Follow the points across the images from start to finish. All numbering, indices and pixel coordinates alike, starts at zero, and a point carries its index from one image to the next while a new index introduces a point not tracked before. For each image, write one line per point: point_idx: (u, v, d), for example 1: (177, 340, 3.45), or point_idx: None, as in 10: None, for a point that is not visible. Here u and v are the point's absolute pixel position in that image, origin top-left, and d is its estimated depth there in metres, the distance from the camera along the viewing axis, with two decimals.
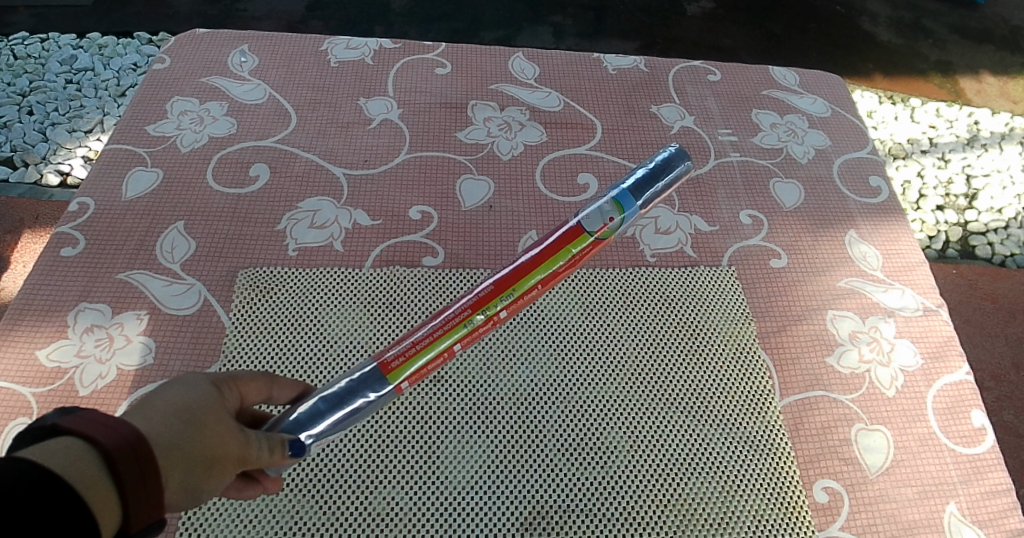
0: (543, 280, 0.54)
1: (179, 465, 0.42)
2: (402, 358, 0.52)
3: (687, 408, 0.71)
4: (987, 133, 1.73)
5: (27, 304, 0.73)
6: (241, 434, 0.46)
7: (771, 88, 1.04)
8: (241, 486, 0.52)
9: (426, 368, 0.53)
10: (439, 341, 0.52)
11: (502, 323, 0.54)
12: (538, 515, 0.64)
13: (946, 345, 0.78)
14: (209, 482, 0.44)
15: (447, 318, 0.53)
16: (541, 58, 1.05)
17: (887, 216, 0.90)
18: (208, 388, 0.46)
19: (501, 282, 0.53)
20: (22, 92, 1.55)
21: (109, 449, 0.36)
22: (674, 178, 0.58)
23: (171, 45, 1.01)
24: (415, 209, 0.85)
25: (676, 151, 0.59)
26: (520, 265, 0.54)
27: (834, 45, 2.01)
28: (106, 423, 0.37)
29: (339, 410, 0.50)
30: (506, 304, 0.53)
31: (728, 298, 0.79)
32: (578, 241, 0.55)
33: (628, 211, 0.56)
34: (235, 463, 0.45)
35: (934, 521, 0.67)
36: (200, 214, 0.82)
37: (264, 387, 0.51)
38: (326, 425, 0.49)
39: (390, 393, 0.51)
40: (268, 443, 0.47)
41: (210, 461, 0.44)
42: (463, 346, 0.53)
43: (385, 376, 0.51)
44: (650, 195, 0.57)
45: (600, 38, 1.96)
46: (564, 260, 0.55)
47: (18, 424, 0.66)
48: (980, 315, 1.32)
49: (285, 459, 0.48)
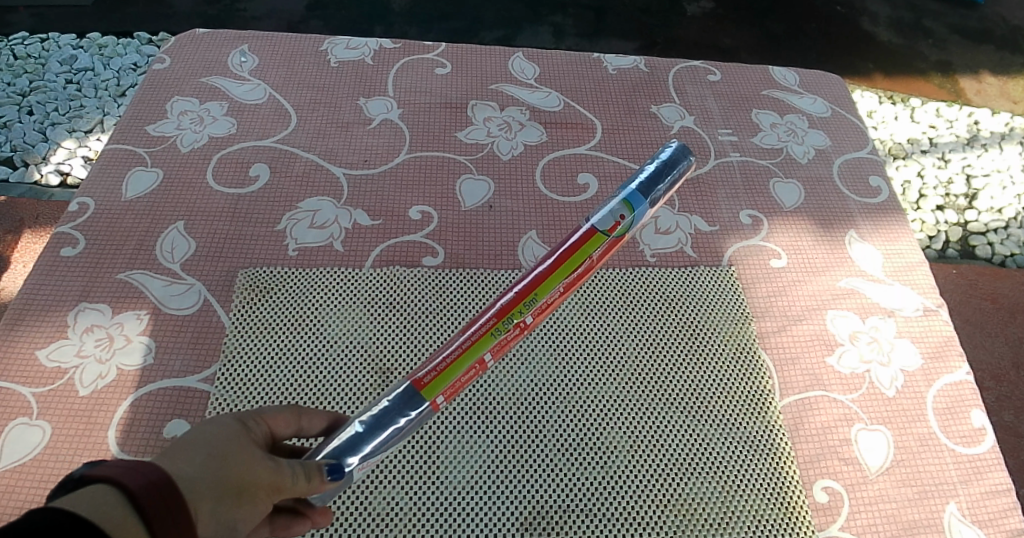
0: (564, 284, 0.54)
1: (206, 494, 0.43)
2: (435, 374, 0.51)
3: (687, 408, 0.71)
4: (987, 133, 1.73)
5: (27, 305, 0.73)
6: (272, 462, 0.46)
7: (772, 88, 1.04)
8: (288, 522, 0.53)
9: (460, 382, 0.52)
10: (466, 354, 0.51)
11: (529, 329, 0.54)
12: (538, 515, 0.64)
13: (946, 345, 0.78)
14: (241, 510, 0.45)
15: (475, 331, 0.52)
16: (540, 58, 1.05)
17: (886, 216, 0.90)
18: (231, 422, 0.47)
19: (523, 290, 0.53)
20: (22, 92, 1.55)
21: (134, 489, 0.36)
22: (680, 175, 0.58)
23: (170, 45, 1.01)
24: (415, 209, 0.85)
25: (678, 148, 0.59)
26: (539, 272, 0.54)
27: (835, 45, 2.01)
28: (132, 467, 0.37)
29: (381, 434, 0.49)
30: (532, 310, 0.53)
31: (728, 297, 0.79)
32: (594, 242, 0.54)
33: (639, 209, 0.55)
34: (268, 491, 0.46)
35: (934, 521, 0.66)
36: (200, 214, 0.82)
37: (292, 419, 0.52)
38: (373, 446, 0.48)
39: (427, 410, 0.50)
40: (303, 469, 0.47)
41: (239, 489, 0.44)
42: (493, 357, 0.53)
43: (420, 393, 0.50)
44: (657, 194, 0.57)
45: (599, 38, 1.96)
46: (582, 263, 0.54)
47: (18, 424, 0.66)
48: (980, 316, 1.32)
49: (325, 484, 0.48)
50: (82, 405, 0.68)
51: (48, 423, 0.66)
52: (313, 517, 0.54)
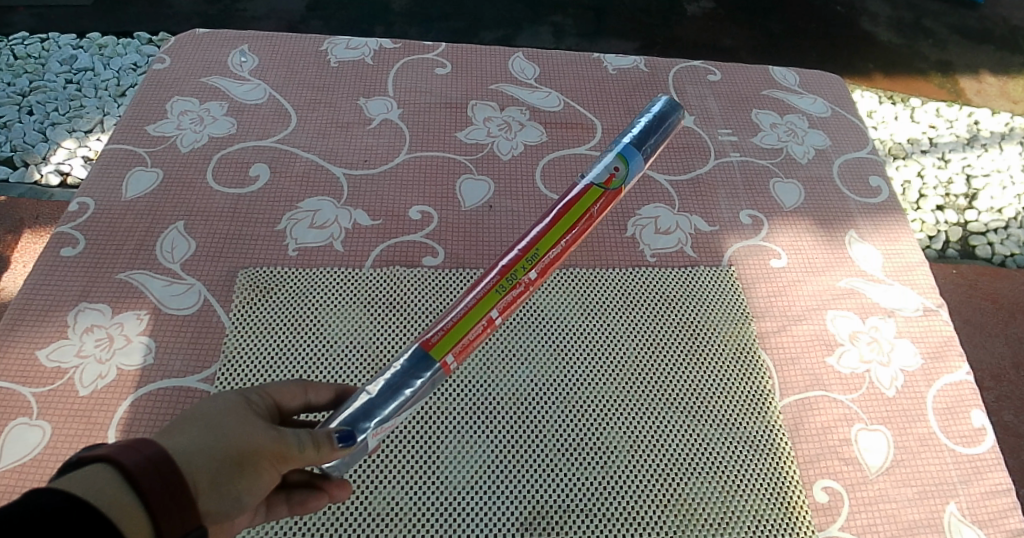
0: (567, 236, 0.57)
1: (205, 467, 0.44)
2: (442, 333, 0.51)
3: (687, 408, 0.71)
4: (987, 133, 1.73)
5: (27, 305, 0.73)
6: (274, 431, 0.47)
7: (772, 88, 1.04)
8: (304, 498, 0.55)
9: (470, 341, 0.52)
10: (475, 309, 0.53)
11: (535, 284, 0.55)
12: (538, 515, 0.64)
13: (946, 345, 0.78)
14: (245, 481, 0.46)
15: (481, 289, 0.53)
16: (541, 58, 1.05)
17: (886, 216, 0.90)
18: (235, 397, 0.49)
19: (526, 246, 0.56)
20: (22, 92, 1.55)
21: (130, 468, 0.39)
22: (670, 127, 0.63)
23: (170, 45, 1.01)
24: (415, 209, 0.85)
25: (667, 102, 0.63)
26: (539, 231, 0.56)
27: (835, 45, 2.01)
28: (129, 446, 0.40)
29: (396, 398, 0.49)
30: (533, 264, 0.55)
31: (728, 298, 0.79)
32: (592, 196, 0.58)
33: (633, 162, 0.60)
34: (274, 460, 0.47)
35: (934, 521, 0.67)
36: (201, 214, 0.82)
37: (298, 392, 0.54)
38: (389, 410, 0.49)
39: (440, 372, 0.51)
40: (311, 439, 0.47)
41: (240, 459, 0.45)
42: (501, 314, 0.54)
43: (429, 353, 0.51)
44: (650, 148, 0.61)
45: (600, 38, 1.96)
46: (581, 216, 0.57)
47: (18, 424, 0.66)
48: (980, 316, 1.32)
49: (336, 452, 0.48)
50: (82, 405, 0.68)
51: (48, 424, 0.66)
52: (330, 491, 0.55)
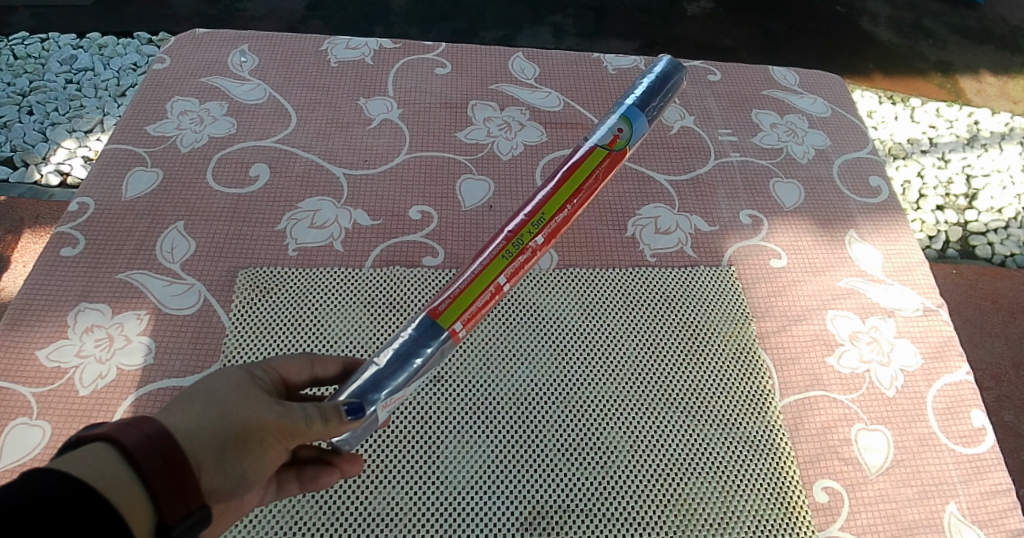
0: (573, 198, 0.57)
1: (207, 445, 0.45)
2: (449, 301, 0.53)
3: (687, 408, 0.71)
4: (987, 133, 1.73)
5: (27, 305, 0.73)
6: (279, 406, 0.48)
7: (772, 88, 1.04)
8: (315, 475, 0.57)
9: (478, 308, 0.53)
10: (482, 276, 0.54)
11: (542, 249, 0.56)
12: (538, 515, 0.64)
13: (946, 345, 0.78)
14: (250, 456, 0.46)
15: (487, 257, 0.55)
16: (541, 58, 1.05)
17: (887, 216, 0.90)
18: (240, 373, 0.49)
19: (532, 211, 0.56)
20: (22, 92, 1.55)
21: (130, 447, 0.39)
22: (671, 88, 0.64)
23: (170, 45, 1.01)
24: (415, 209, 0.85)
25: (669, 63, 0.65)
26: (544, 196, 0.57)
27: (836, 45, 2.01)
28: (130, 425, 0.40)
29: (406, 368, 0.50)
30: (540, 229, 0.56)
31: (728, 298, 0.79)
32: (596, 158, 0.59)
33: (635, 123, 0.61)
34: (279, 434, 0.47)
35: (933, 521, 0.67)
36: (201, 214, 0.82)
37: (304, 366, 0.55)
38: (399, 380, 0.50)
39: (449, 340, 0.52)
40: (318, 412, 0.48)
41: (243, 435, 0.46)
42: (509, 281, 0.55)
43: (438, 321, 0.52)
44: (652, 109, 0.62)
45: (600, 38, 1.96)
46: (587, 178, 0.58)
47: (18, 424, 0.66)
48: (980, 316, 1.32)
49: (345, 424, 0.48)
50: (82, 405, 0.68)
51: (48, 424, 0.66)
52: (341, 466, 0.57)
